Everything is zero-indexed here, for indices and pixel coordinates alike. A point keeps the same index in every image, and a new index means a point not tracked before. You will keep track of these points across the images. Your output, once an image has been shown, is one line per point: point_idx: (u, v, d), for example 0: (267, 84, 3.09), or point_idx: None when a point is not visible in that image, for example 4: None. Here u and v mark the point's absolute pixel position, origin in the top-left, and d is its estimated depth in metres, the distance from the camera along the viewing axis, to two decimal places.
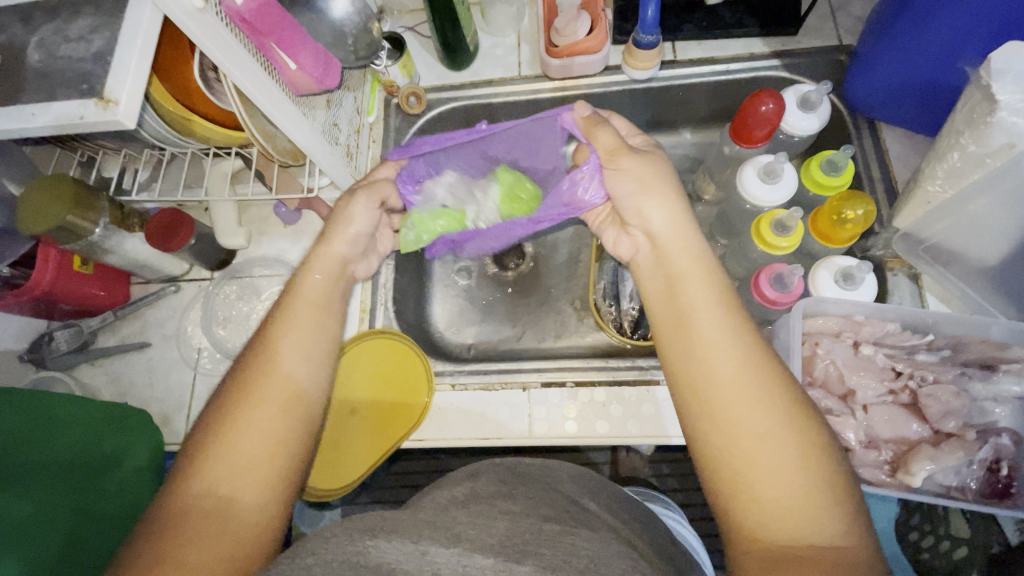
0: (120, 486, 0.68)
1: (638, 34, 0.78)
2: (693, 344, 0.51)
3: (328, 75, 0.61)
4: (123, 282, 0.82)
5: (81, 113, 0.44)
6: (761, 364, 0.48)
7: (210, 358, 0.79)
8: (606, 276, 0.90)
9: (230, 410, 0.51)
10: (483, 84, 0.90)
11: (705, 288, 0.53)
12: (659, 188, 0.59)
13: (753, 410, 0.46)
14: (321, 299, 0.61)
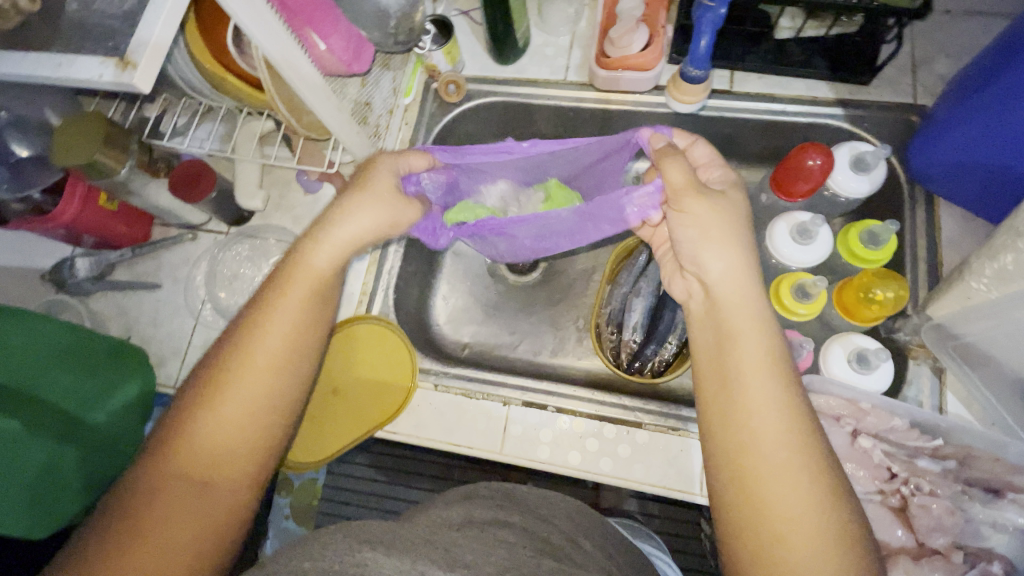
0: (110, 417, 0.72)
1: (687, 67, 0.73)
2: (732, 411, 0.48)
3: (357, 58, 0.62)
4: (146, 221, 0.84)
5: (101, 72, 0.44)
6: (801, 445, 0.45)
7: (213, 312, 0.81)
8: (614, 302, 0.84)
9: (220, 379, 0.51)
10: (527, 82, 0.87)
11: (760, 353, 0.49)
12: (724, 231, 0.54)
13: (787, 486, 0.44)
14: (318, 269, 0.57)
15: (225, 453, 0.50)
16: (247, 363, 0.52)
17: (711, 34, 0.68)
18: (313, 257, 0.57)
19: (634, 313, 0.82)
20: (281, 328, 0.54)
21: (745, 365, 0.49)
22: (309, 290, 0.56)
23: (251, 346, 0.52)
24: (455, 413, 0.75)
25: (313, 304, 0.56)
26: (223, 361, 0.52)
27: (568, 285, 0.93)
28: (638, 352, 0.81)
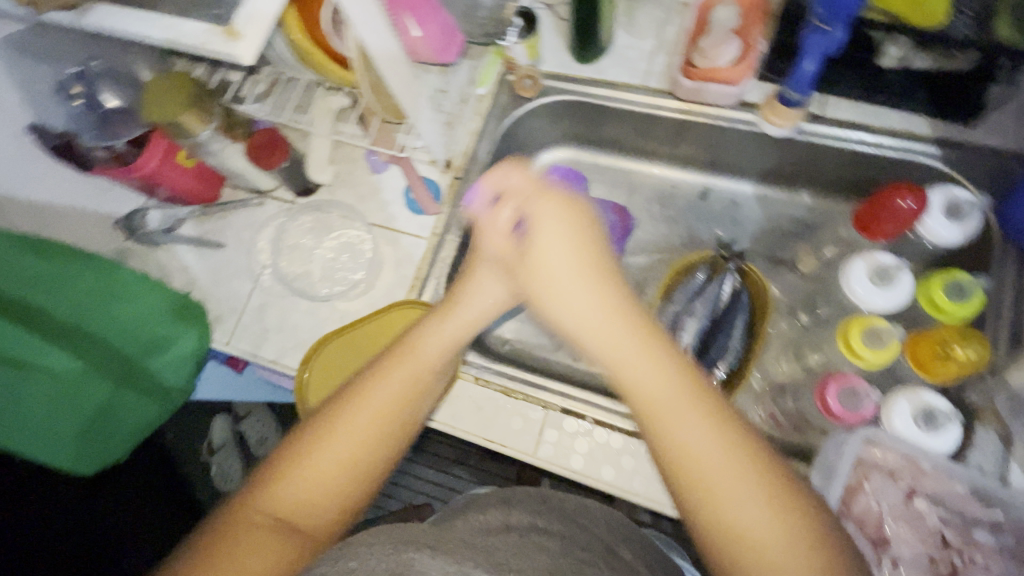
0: (163, 366, 0.76)
1: (788, 91, 0.70)
2: (664, 435, 0.41)
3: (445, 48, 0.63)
4: (218, 184, 0.86)
5: (206, 39, 0.45)
6: (730, 441, 0.40)
7: (270, 277, 0.83)
8: (665, 319, 0.82)
9: (329, 429, 0.49)
10: (604, 84, 0.85)
11: (657, 365, 0.43)
12: (562, 230, 0.51)
13: (753, 506, 0.37)
14: (451, 333, 0.57)
15: (312, 504, 0.47)
16: (353, 419, 0.49)
17: (817, 59, 0.65)
18: (441, 322, 0.57)
19: (687, 334, 0.79)
20: (392, 389, 0.52)
21: (659, 380, 0.42)
22: (434, 356, 0.55)
23: (365, 397, 0.50)
24: (492, 409, 0.75)
25: (432, 371, 0.55)
26: (334, 411, 0.50)
27: None
28: None
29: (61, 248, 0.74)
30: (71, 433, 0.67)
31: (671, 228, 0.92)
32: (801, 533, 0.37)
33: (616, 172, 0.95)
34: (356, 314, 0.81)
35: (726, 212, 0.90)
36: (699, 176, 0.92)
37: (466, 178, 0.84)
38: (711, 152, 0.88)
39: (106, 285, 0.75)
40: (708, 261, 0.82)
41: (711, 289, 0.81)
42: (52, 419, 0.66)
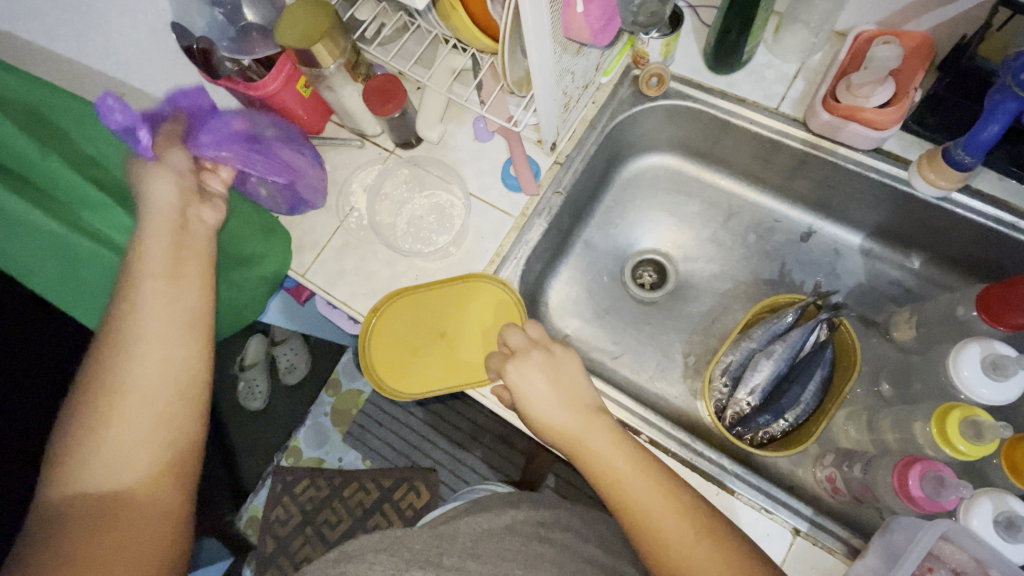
0: (244, 283, 0.77)
1: (955, 148, 0.64)
2: (608, 482, 0.56)
3: (604, 31, 0.58)
4: (324, 115, 0.87)
5: None
6: (704, 541, 0.52)
7: (358, 221, 0.84)
8: (737, 355, 0.79)
9: (108, 370, 0.52)
10: (732, 98, 0.80)
11: (667, 506, 0.53)
12: (548, 366, 0.62)
13: (678, 521, 0.53)
14: (186, 232, 0.60)
15: (143, 467, 0.51)
16: (154, 337, 0.54)
17: (1004, 124, 0.60)
18: (156, 225, 0.58)
19: (758, 375, 0.76)
20: (161, 271, 0.56)
21: (671, 527, 0.52)
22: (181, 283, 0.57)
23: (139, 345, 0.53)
24: None
25: (193, 292, 0.58)
26: (110, 351, 0.53)
27: (690, 317, 0.88)
28: (749, 416, 0.77)
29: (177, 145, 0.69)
30: None
31: (762, 262, 0.88)
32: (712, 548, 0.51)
33: (718, 192, 0.92)
34: (431, 275, 0.82)
35: (825, 258, 0.86)
36: (805, 216, 0.88)
37: (566, 165, 0.82)
38: (826, 194, 0.83)
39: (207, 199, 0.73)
40: (800, 304, 0.77)
41: (796, 334, 0.76)
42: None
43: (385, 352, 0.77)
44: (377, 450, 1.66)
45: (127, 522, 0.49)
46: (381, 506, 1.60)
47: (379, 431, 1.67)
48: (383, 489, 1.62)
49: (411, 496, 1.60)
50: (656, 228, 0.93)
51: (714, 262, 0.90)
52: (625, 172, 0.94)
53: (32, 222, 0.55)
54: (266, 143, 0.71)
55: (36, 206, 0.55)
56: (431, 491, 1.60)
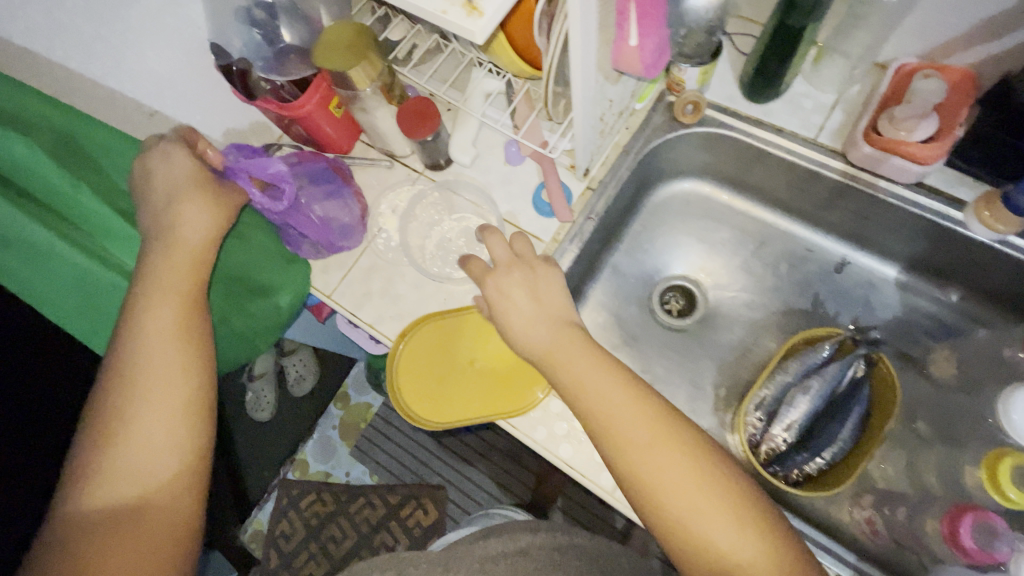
0: (261, 312, 0.77)
1: (1013, 190, 0.63)
2: (581, 401, 0.56)
3: (655, 65, 0.56)
4: (354, 135, 0.86)
5: (446, 8, 0.42)
6: (687, 464, 0.52)
7: (386, 242, 0.83)
8: (772, 389, 0.77)
9: (114, 392, 0.53)
10: (769, 127, 0.79)
11: (646, 431, 0.53)
12: (532, 284, 0.62)
13: (654, 442, 0.53)
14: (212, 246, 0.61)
15: (160, 471, 0.51)
16: (165, 342, 0.55)
17: None
18: (187, 230, 0.59)
19: (795, 411, 0.75)
20: (175, 273, 0.57)
21: (649, 455, 0.52)
22: (183, 293, 0.57)
23: (137, 357, 0.54)
24: (580, 437, 0.71)
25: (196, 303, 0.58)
26: (121, 362, 0.53)
27: (720, 347, 0.86)
28: (785, 453, 0.75)
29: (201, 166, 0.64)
30: None
31: (794, 292, 0.87)
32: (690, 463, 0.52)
33: (749, 219, 0.90)
34: (459, 300, 0.80)
35: (857, 290, 0.85)
36: (839, 246, 0.86)
37: (598, 192, 0.81)
38: (861, 226, 0.82)
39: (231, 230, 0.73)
40: (836, 340, 0.77)
41: (833, 370, 0.76)
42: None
43: (414, 378, 0.76)
44: (385, 465, 1.64)
45: (147, 527, 0.49)
46: (388, 523, 1.57)
47: (389, 445, 1.65)
48: (389, 506, 1.59)
49: (418, 514, 1.57)
50: (685, 254, 0.92)
51: (744, 291, 0.88)
52: (654, 196, 0.92)
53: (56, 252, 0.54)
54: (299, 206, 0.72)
55: (61, 237, 0.54)
56: (438, 509, 1.57)
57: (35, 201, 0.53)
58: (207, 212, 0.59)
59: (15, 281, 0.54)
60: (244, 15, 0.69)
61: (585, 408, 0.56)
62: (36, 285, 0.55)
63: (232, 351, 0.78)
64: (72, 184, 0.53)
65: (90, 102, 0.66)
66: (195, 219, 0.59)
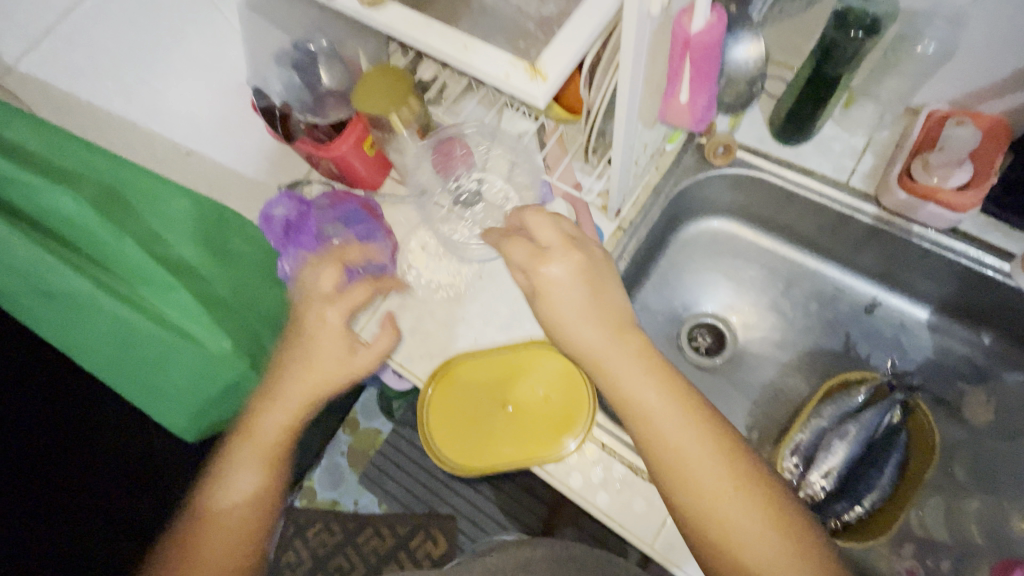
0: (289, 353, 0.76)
1: None
2: (635, 410, 0.54)
3: (706, 114, 0.56)
4: (384, 171, 0.84)
5: (509, 71, 0.43)
6: (742, 485, 0.51)
7: (415, 279, 0.82)
8: (809, 434, 0.76)
9: (219, 476, 0.61)
10: (800, 169, 0.80)
11: (717, 474, 0.51)
12: (591, 298, 0.56)
13: (709, 459, 0.52)
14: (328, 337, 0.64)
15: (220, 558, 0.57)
16: (264, 441, 0.61)
17: None
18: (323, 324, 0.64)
19: (833, 458, 0.74)
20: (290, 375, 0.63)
21: (704, 471, 0.51)
22: (276, 442, 0.61)
23: (227, 482, 0.60)
24: (617, 485, 0.70)
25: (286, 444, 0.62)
26: (231, 453, 0.61)
27: (752, 388, 0.85)
28: (824, 501, 0.74)
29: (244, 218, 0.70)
30: (189, 408, 0.64)
31: (825, 332, 0.86)
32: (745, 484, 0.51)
33: (778, 258, 0.90)
34: (490, 339, 0.79)
35: (888, 331, 0.85)
36: (869, 287, 0.86)
37: (630, 232, 0.80)
38: (892, 267, 0.82)
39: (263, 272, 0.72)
40: (871, 384, 0.76)
41: (869, 415, 0.75)
42: (190, 387, 0.62)
43: (446, 420, 0.76)
44: (395, 495, 1.59)
45: None
46: (396, 555, 1.53)
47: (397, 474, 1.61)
48: (399, 537, 1.55)
49: (428, 545, 1.53)
50: (714, 293, 0.91)
51: (774, 331, 0.88)
52: (683, 233, 0.91)
53: (98, 305, 0.52)
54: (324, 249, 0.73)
55: (104, 289, 0.52)
56: (448, 540, 1.53)
57: (74, 249, 0.52)
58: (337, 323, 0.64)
59: (49, 322, 0.53)
60: (286, 58, 0.68)
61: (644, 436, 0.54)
62: (76, 330, 0.54)
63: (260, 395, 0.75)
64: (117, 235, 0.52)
65: (130, 146, 0.66)
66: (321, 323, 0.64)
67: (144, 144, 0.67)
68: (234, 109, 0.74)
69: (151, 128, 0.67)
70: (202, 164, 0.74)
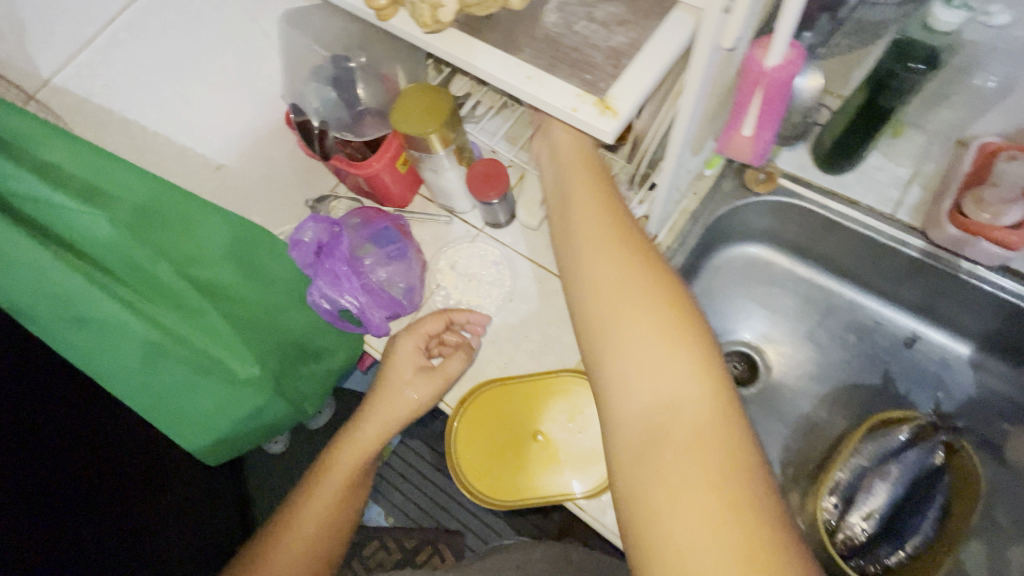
0: (313, 374, 0.73)
1: None
2: (566, 209, 0.56)
3: (772, 144, 0.59)
4: (414, 189, 0.84)
5: (577, 106, 0.41)
6: (649, 308, 0.46)
7: (444, 300, 0.81)
8: (848, 474, 0.74)
9: (302, 495, 0.66)
10: (844, 199, 0.77)
11: (619, 275, 0.49)
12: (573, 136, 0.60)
13: (617, 269, 0.49)
14: (416, 373, 0.71)
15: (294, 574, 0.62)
16: (344, 464, 0.68)
17: None
18: (402, 364, 0.71)
19: (875, 500, 0.72)
20: (383, 404, 0.70)
21: (609, 275, 0.49)
22: (350, 466, 0.68)
23: (305, 503, 0.65)
24: None
25: (363, 469, 0.69)
26: (318, 474, 0.68)
27: (786, 422, 0.83)
28: (865, 545, 0.72)
29: (276, 239, 0.67)
30: (217, 432, 0.62)
31: (863, 366, 0.84)
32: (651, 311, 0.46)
33: (814, 287, 0.88)
34: (520, 365, 0.77)
35: (927, 367, 0.82)
36: (907, 320, 0.84)
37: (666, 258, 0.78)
38: (934, 301, 0.79)
39: (294, 291, 0.70)
40: (915, 423, 0.74)
41: (912, 456, 0.73)
42: (215, 414, 0.60)
43: (474, 452, 0.73)
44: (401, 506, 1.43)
45: None
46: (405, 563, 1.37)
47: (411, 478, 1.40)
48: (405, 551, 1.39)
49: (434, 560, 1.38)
50: (748, 321, 0.89)
51: (810, 362, 0.85)
52: (717, 259, 0.89)
53: (131, 331, 0.50)
54: (358, 270, 0.70)
55: (137, 315, 0.50)
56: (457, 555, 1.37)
57: (109, 272, 0.49)
58: (419, 369, 0.71)
59: (75, 349, 0.50)
60: (325, 74, 0.67)
61: (568, 240, 0.54)
62: (103, 357, 0.51)
63: (288, 419, 0.72)
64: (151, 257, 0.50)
65: (162, 161, 0.63)
66: (405, 359, 0.71)
67: (176, 158, 0.65)
68: (265, 123, 0.73)
69: (183, 142, 0.65)
70: (231, 178, 0.72)
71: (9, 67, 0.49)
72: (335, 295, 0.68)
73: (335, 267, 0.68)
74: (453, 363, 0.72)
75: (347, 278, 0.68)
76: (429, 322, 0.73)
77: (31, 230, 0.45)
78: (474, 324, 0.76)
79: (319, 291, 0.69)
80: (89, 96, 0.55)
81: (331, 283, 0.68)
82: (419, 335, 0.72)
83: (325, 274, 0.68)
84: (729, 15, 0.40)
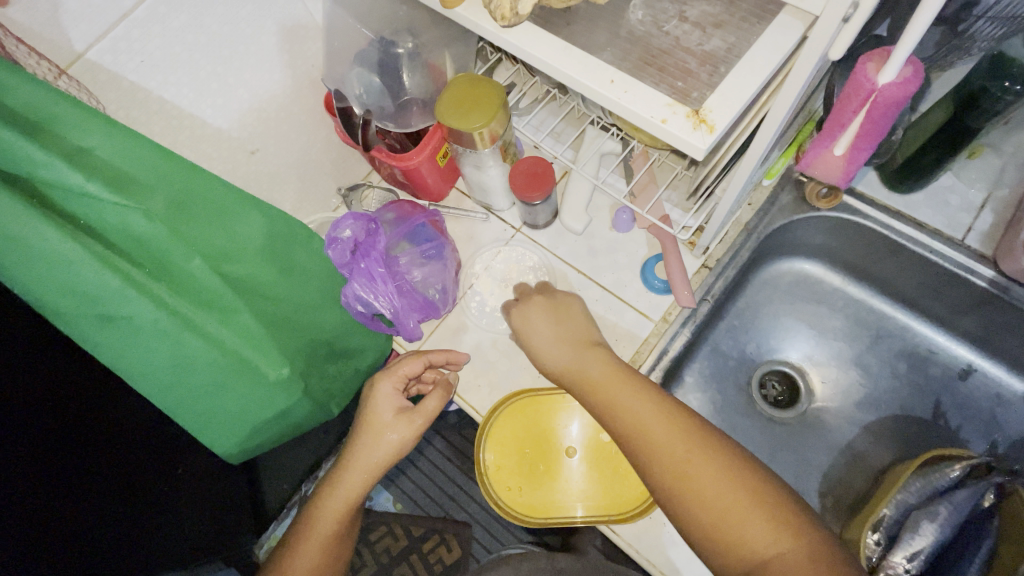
0: (341, 374, 0.71)
1: None
2: (586, 386, 0.58)
3: (859, 168, 0.59)
4: (451, 182, 0.81)
5: (667, 116, 0.36)
6: (690, 448, 0.50)
7: (477, 301, 0.78)
8: (895, 510, 0.70)
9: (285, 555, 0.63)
10: (910, 221, 0.72)
11: (661, 433, 0.51)
12: (560, 326, 0.65)
13: (654, 426, 0.52)
14: (394, 418, 0.65)
15: None
16: (317, 528, 0.63)
17: None
18: (380, 406, 0.66)
19: (920, 541, 0.66)
20: (357, 460, 0.64)
21: (647, 434, 0.52)
22: (334, 524, 0.63)
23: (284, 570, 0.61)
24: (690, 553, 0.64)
25: (344, 527, 0.64)
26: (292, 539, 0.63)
27: (827, 447, 0.80)
28: None
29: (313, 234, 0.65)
30: (240, 433, 0.59)
31: (913, 397, 0.80)
32: (697, 455, 0.49)
33: (866, 309, 0.83)
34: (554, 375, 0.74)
35: (982, 406, 0.77)
36: (964, 351, 0.79)
37: (716, 271, 0.74)
38: (996, 335, 0.74)
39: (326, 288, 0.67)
40: (967, 460, 0.69)
41: (963, 495, 0.67)
42: (240, 415, 0.57)
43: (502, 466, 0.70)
44: (404, 492, 1.18)
45: None
46: (407, 560, 1.14)
47: (413, 471, 1.18)
48: (412, 539, 1.15)
49: (442, 550, 1.14)
50: (794, 340, 0.85)
51: (853, 387, 0.82)
52: (764, 273, 0.84)
53: (162, 330, 0.47)
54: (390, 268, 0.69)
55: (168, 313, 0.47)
56: (464, 553, 1.13)
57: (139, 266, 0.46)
58: (396, 413, 0.65)
59: (102, 346, 0.48)
60: (370, 59, 0.63)
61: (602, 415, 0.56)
62: (130, 355, 0.49)
63: (313, 421, 0.70)
64: (185, 252, 0.47)
65: (197, 146, 0.60)
66: (381, 404, 0.66)
67: (210, 141, 0.61)
68: (303, 107, 0.69)
69: (219, 125, 0.61)
70: (264, 163, 0.69)
71: (40, 40, 0.46)
72: (370, 300, 0.67)
73: (372, 268, 0.66)
74: (433, 401, 0.65)
75: (381, 281, 0.66)
76: (413, 363, 0.68)
77: (61, 221, 0.42)
78: (455, 362, 0.71)
79: (353, 293, 0.67)
80: (124, 73, 0.51)
81: (368, 285, 0.66)
82: (402, 366, 0.68)
83: (362, 274, 0.66)
84: (847, 24, 0.35)
